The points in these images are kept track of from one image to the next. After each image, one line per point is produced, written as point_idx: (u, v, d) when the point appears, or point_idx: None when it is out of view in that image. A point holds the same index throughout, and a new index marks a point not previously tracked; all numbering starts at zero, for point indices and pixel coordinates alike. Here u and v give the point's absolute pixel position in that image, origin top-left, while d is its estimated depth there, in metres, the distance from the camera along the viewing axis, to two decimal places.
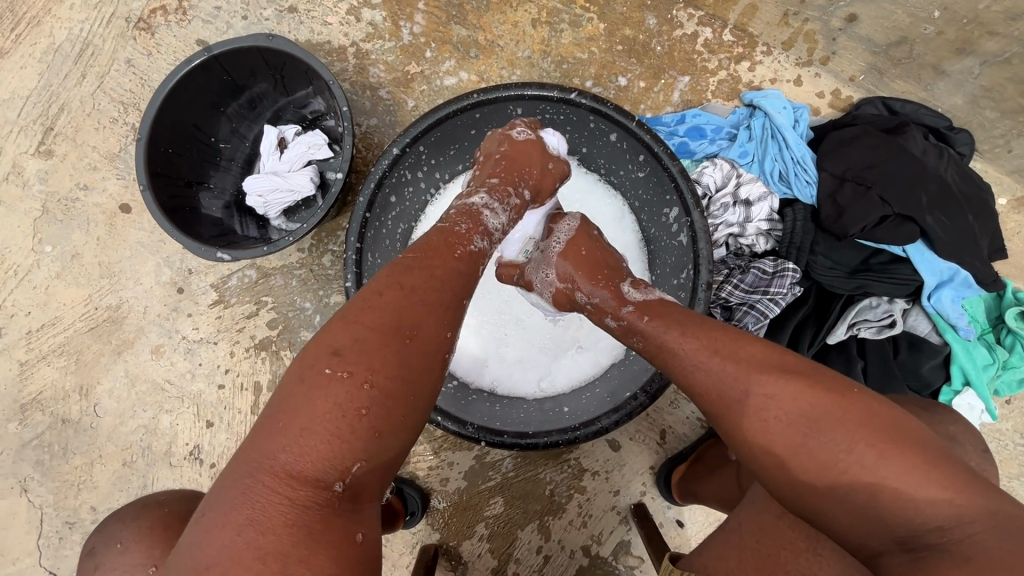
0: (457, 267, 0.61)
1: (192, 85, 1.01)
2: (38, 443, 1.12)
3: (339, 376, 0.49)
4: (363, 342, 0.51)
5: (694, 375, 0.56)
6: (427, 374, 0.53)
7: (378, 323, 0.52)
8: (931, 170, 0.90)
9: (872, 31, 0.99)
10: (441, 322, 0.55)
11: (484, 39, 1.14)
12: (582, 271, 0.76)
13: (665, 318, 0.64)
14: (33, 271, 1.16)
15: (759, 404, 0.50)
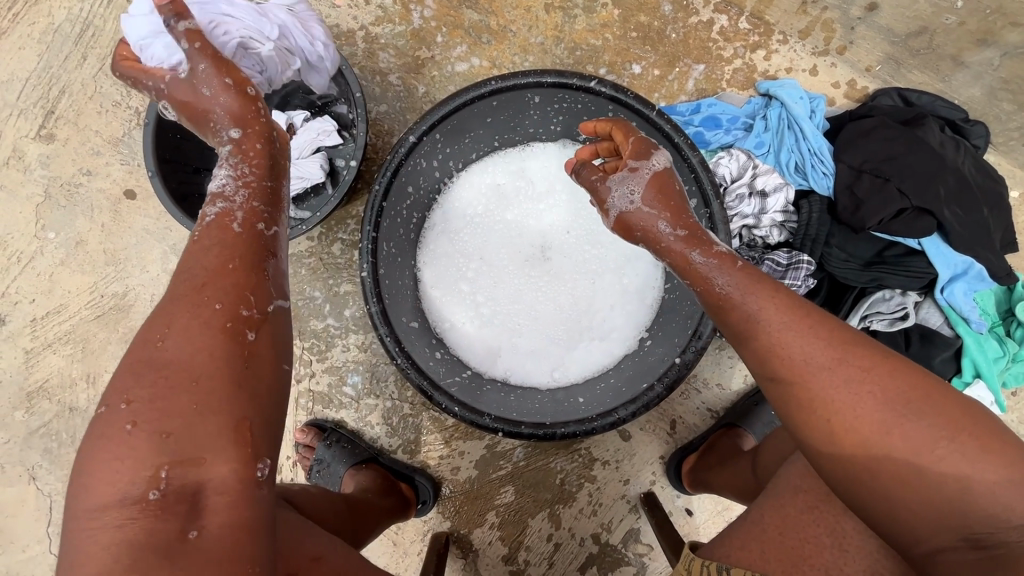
0: (216, 248, 0.54)
1: None
2: (46, 431, 1.12)
3: (101, 411, 0.47)
4: (119, 370, 0.48)
5: (781, 340, 0.51)
6: (198, 352, 0.48)
7: (133, 345, 0.49)
8: (950, 163, 0.89)
9: (892, 21, 0.98)
10: (200, 302, 0.51)
11: (496, 24, 1.12)
12: (670, 207, 0.63)
13: (749, 279, 0.56)
14: (37, 258, 1.14)
15: (854, 378, 0.48)
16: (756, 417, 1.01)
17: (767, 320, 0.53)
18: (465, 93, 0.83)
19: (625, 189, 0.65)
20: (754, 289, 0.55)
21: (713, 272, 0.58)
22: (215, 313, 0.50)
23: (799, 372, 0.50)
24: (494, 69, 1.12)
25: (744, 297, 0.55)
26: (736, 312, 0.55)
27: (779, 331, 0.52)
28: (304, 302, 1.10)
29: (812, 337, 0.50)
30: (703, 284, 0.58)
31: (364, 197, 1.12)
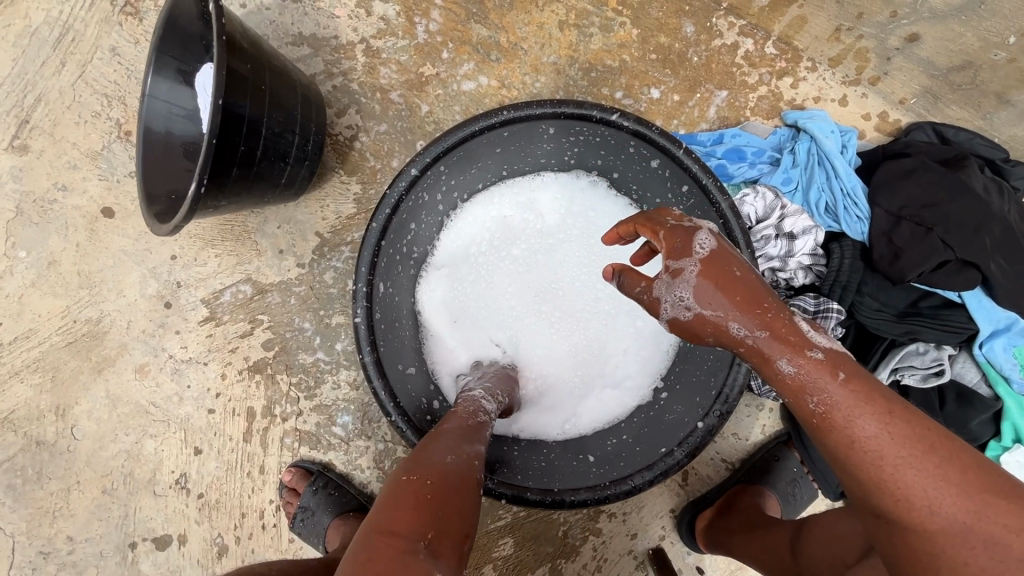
0: (471, 427, 0.64)
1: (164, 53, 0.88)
2: (10, 466, 1.04)
3: (403, 477, 0.51)
4: (416, 459, 0.55)
5: (906, 484, 0.43)
6: (472, 475, 0.55)
7: (428, 450, 0.56)
8: (996, 210, 0.82)
9: (934, 53, 0.93)
10: (467, 444, 0.59)
11: (506, 41, 1.04)
12: (738, 302, 0.50)
13: (857, 393, 0.46)
14: (5, 278, 1.06)
15: (993, 539, 0.42)
16: (778, 476, 0.95)
17: (883, 455, 0.44)
18: (474, 123, 0.76)
19: (675, 292, 0.53)
20: (862, 410, 0.45)
21: (812, 384, 0.47)
22: (478, 466, 0.57)
23: (927, 524, 0.43)
24: (503, 89, 1.05)
25: (858, 424, 0.45)
26: (842, 438, 0.45)
27: (904, 474, 0.43)
28: (293, 334, 1.04)
29: (947, 485, 0.43)
30: (796, 399, 0.48)
31: (359, 222, 1.04)
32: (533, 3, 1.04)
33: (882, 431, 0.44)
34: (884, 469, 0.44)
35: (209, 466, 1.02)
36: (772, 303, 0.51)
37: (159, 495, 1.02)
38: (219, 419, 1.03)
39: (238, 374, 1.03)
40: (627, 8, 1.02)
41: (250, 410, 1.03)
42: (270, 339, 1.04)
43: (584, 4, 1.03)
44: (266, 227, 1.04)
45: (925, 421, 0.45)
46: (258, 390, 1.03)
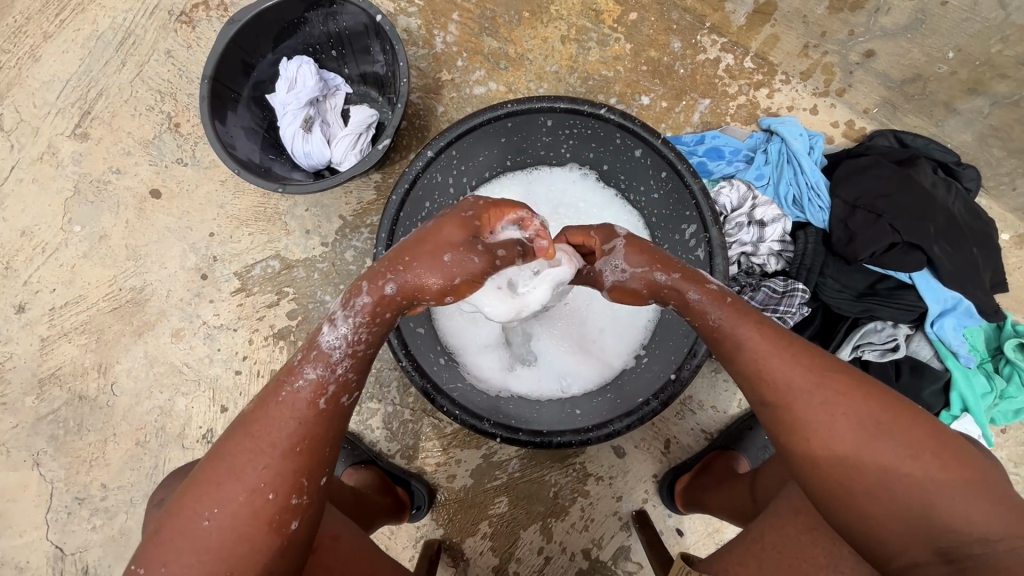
0: (283, 422, 0.58)
1: (250, 31, 1.04)
2: (54, 418, 1.15)
3: (158, 551, 0.54)
4: (181, 520, 0.55)
5: (769, 369, 0.59)
6: (247, 527, 0.55)
7: (200, 500, 0.56)
8: (940, 202, 0.94)
9: (889, 67, 1.04)
10: (256, 487, 0.56)
11: (514, 52, 1.18)
12: (656, 256, 0.67)
13: (743, 311, 0.63)
14: (60, 250, 1.19)
15: (835, 403, 0.55)
16: (750, 442, 1.04)
17: (755, 349, 0.60)
18: (482, 114, 0.88)
19: (613, 260, 0.69)
20: (743, 321, 0.62)
21: (709, 309, 0.64)
22: (266, 501, 0.56)
23: (787, 398, 0.57)
24: (510, 94, 1.18)
25: (740, 331, 0.61)
26: (732, 343, 0.61)
27: (767, 361, 0.59)
28: (315, 305, 1.15)
29: (799, 368, 0.58)
30: (701, 319, 0.64)
31: (377, 207, 1.17)
32: (539, 20, 1.18)
33: (754, 333, 0.60)
34: (756, 360, 0.59)
35: None
36: (680, 257, 0.69)
37: (187, 448, 1.13)
38: (244, 380, 1.14)
39: (263, 340, 1.15)
40: (622, 26, 1.16)
41: (274, 373, 1.14)
42: (293, 310, 1.15)
43: (584, 22, 1.17)
44: (295, 210, 1.17)
45: (788, 328, 0.61)
46: (282, 354, 1.14)
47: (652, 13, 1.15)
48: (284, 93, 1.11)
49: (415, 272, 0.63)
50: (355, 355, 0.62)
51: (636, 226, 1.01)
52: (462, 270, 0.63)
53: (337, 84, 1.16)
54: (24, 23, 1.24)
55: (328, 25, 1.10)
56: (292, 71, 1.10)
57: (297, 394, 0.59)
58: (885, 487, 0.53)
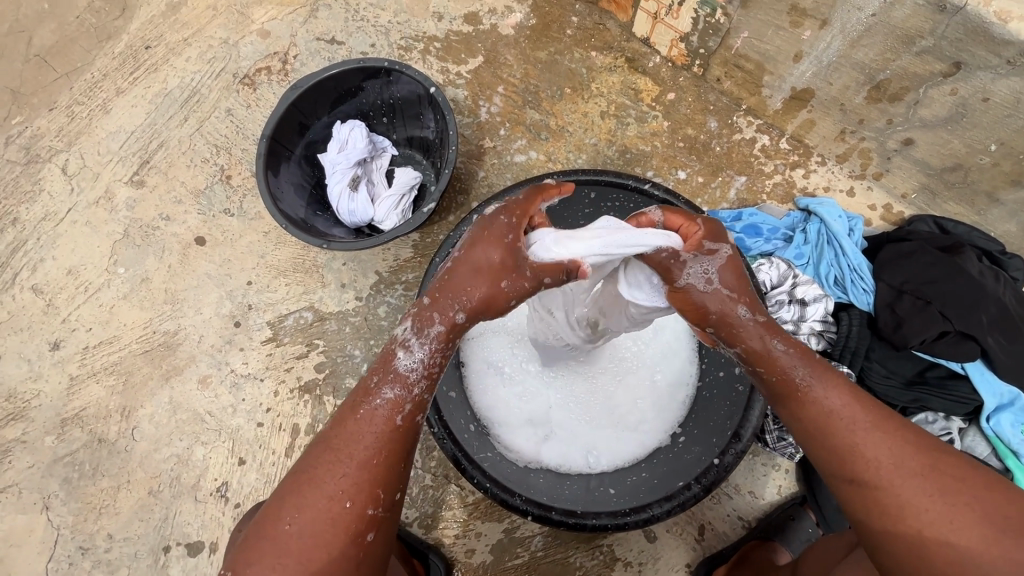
0: (366, 436, 0.61)
1: (311, 96, 1.11)
2: (71, 460, 1.13)
3: (232, 573, 0.57)
4: (258, 538, 0.58)
5: (866, 446, 0.57)
6: (322, 540, 0.58)
7: (274, 519, 0.58)
8: (991, 292, 0.92)
9: (928, 155, 1.04)
10: (330, 501, 0.58)
11: (554, 124, 1.23)
12: (747, 290, 0.62)
13: (832, 375, 0.60)
14: (102, 290, 1.22)
15: (940, 490, 0.54)
16: (792, 534, 0.97)
17: (851, 424, 0.58)
18: (530, 183, 0.92)
19: (702, 267, 0.61)
20: (834, 386, 0.59)
21: (793, 366, 0.60)
22: (343, 509, 0.58)
23: (884, 478, 0.55)
24: (550, 163, 1.22)
25: (829, 396, 0.59)
26: (818, 409, 0.59)
27: (864, 435, 0.57)
28: (344, 359, 1.14)
29: (902, 449, 0.56)
30: (784, 377, 0.60)
31: (413, 265, 1.18)
32: (580, 95, 1.24)
33: (846, 400, 0.59)
34: (848, 434, 0.57)
35: (250, 476, 1.10)
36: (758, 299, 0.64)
37: (199, 501, 1.09)
38: (266, 432, 1.12)
39: (289, 392, 1.14)
40: (660, 104, 1.21)
41: (296, 427, 1.12)
42: (322, 362, 1.14)
43: (623, 99, 1.22)
44: (333, 263, 1.19)
45: (879, 402, 0.60)
46: (305, 408, 1.13)
47: (689, 94, 1.21)
48: (334, 153, 1.15)
49: (477, 292, 0.62)
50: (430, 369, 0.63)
51: None
52: (520, 292, 0.63)
53: (384, 146, 1.21)
54: (100, 79, 1.34)
55: (383, 94, 1.16)
56: (344, 134, 1.15)
57: (382, 410, 0.62)
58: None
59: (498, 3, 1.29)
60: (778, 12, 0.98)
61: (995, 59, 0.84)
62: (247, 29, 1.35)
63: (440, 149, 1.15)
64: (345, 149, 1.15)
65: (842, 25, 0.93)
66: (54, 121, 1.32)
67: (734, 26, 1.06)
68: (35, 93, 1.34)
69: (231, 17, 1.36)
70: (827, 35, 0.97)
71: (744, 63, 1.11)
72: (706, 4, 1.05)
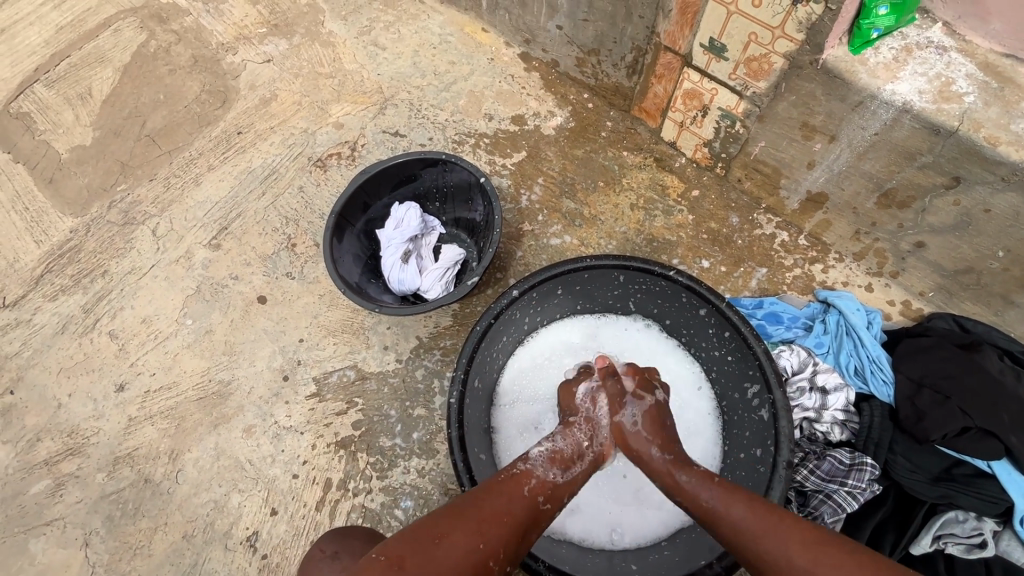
0: (506, 496, 0.73)
1: (375, 180, 1.27)
2: (116, 498, 1.20)
3: (378, 557, 0.64)
4: (409, 540, 0.66)
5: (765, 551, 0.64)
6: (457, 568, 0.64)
7: (425, 526, 0.67)
8: (1010, 391, 0.94)
9: (940, 258, 1.11)
10: (474, 532, 0.67)
11: (588, 213, 1.36)
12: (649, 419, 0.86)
13: (727, 489, 0.71)
14: (169, 338, 1.35)
15: (816, 558, 0.62)
16: None
17: (741, 532, 0.67)
18: (565, 264, 1.01)
19: (630, 410, 0.84)
20: (725, 502, 0.70)
21: (696, 490, 0.73)
22: (479, 549, 0.66)
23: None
24: (582, 247, 1.33)
25: (724, 508, 0.69)
26: (727, 525, 0.68)
27: (762, 540, 0.65)
28: (379, 418, 1.21)
29: (781, 540, 0.64)
30: (694, 500, 0.72)
31: (451, 332, 1.27)
32: (612, 189, 1.37)
33: (744, 512, 0.68)
34: (743, 539, 0.66)
35: (279, 527, 1.14)
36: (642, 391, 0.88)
37: (229, 549, 1.13)
38: (300, 484, 1.17)
39: (326, 446, 1.20)
40: (685, 200, 1.33)
41: (328, 481, 1.17)
42: (359, 420, 1.21)
43: (651, 194, 1.35)
44: (378, 327, 1.29)
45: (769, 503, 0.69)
46: (340, 463, 1.18)
47: (712, 191, 1.33)
48: (390, 230, 1.29)
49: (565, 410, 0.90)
50: (561, 454, 0.80)
51: (700, 378, 1.05)
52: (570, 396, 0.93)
53: (434, 226, 1.34)
54: (196, 157, 1.56)
55: (437, 180, 1.32)
56: (400, 214, 1.29)
57: (520, 478, 0.76)
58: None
59: (542, 109, 1.48)
60: (791, 127, 1.11)
61: (990, 175, 0.93)
62: (325, 121, 1.57)
63: (485, 230, 1.27)
64: (400, 227, 1.29)
65: (849, 140, 1.05)
66: (152, 190, 1.53)
67: (752, 136, 1.19)
68: (140, 166, 1.56)
69: (313, 111, 1.59)
70: (836, 148, 1.08)
71: (762, 168, 1.23)
72: (727, 117, 1.19)
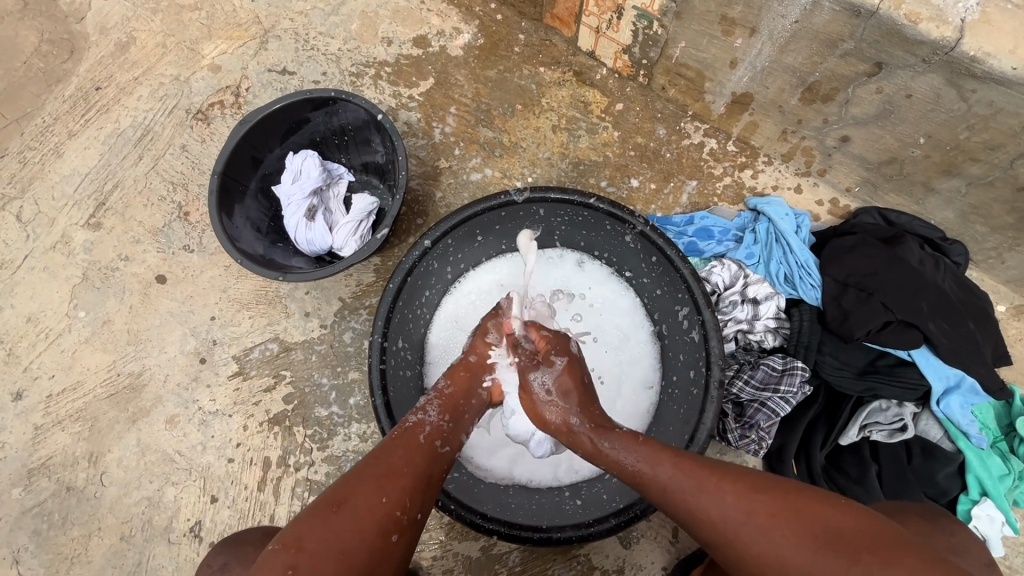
0: (404, 449, 0.68)
1: (261, 130, 1.11)
2: (39, 511, 1.12)
3: (275, 551, 0.55)
4: (309, 519, 0.58)
5: (695, 504, 0.62)
6: (363, 523, 0.58)
7: (319, 502, 0.60)
8: (930, 279, 0.95)
9: (865, 151, 1.08)
10: (375, 487, 0.61)
11: (508, 140, 1.25)
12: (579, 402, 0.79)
13: (653, 448, 0.69)
14: (63, 336, 1.21)
15: (704, 491, 0.62)
16: None
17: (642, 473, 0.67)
18: (478, 205, 0.93)
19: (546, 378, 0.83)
20: (627, 445, 0.70)
21: (618, 453, 0.70)
22: (387, 500, 0.61)
23: (720, 530, 0.59)
24: (505, 179, 1.24)
25: (648, 468, 0.67)
26: (654, 485, 0.66)
27: (689, 496, 0.63)
28: (311, 388, 1.14)
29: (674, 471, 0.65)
30: (616, 466, 0.70)
31: (376, 289, 1.19)
32: (531, 111, 1.26)
33: (672, 472, 0.65)
34: (638, 479, 0.68)
35: (222, 514, 1.09)
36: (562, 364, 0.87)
37: (173, 542, 1.09)
38: (237, 467, 1.12)
39: (258, 425, 1.13)
40: (609, 115, 1.24)
41: (267, 460, 1.12)
42: (290, 394, 1.14)
43: (573, 112, 1.25)
44: (295, 293, 1.19)
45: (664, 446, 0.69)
46: (275, 440, 1.12)
47: (637, 103, 1.23)
48: (288, 184, 1.16)
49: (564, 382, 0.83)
50: (444, 398, 0.78)
51: (632, 306, 1.03)
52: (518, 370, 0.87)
53: (340, 173, 1.21)
54: (51, 123, 1.33)
55: (335, 123, 1.17)
56: (297, 164, 1.16)
57: (414, 429, 0.71)
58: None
59: (446, 26, 1.31)
60: (709, 22, 1.01)
61: (911, 57, 0.87)
62: (198, 64, 1.36)
63: (394, 173, 1.16)
64: (300, 179, 1.15)
65: (770, 32, 0.97)
66: (6, 168, 1.31)
67: (672, 37, 1.09)
68: None
69: (182, 53, 1.37)
70: (757, 42, 1.00)
71: (685, 72, 1.14)
72: (643, 17, 1.08)
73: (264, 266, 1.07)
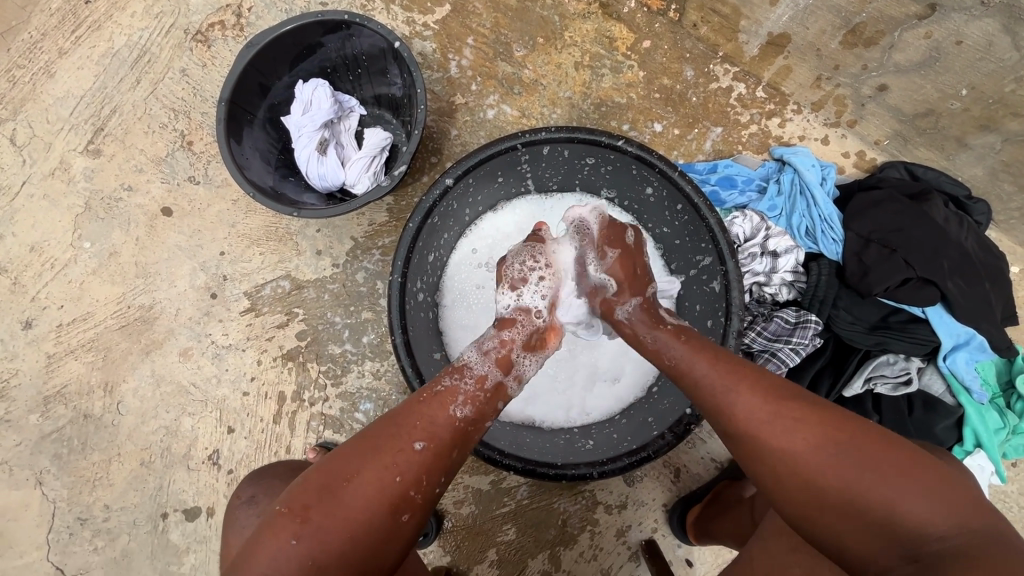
0: (428, 416, 0.68)
1: (267, 55, 1.05)
2: (59, 437, 1.14)
3: (282, 511, 0.59)
4: (318, 489, 0.60)
5: (729, 401, 0.64)
6: (371, 500, 0.60)
7: (332, 467, 0.62)
8: (953, 238, 0.95)
9: (901, 102, 1.05)
10: (386, 460, 0.62)
11: (528, 77, 1.19)
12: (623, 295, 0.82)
13: (698, 346, 0.72)
14: (69, 266, 1.19)
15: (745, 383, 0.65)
16: None
17: (687, 367, 0.70)
18: (500, 143, 0.89)
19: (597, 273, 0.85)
20: (675, 341, 0.74)
21: (665, 346, 0.74)
22: (399, 480, 0.62)
23: (747, 426, 0.62)
24: (523, 119, 1.19)
25: (691, 363, 0.70)
26: (689, 376, 0.69)
27: (726, 393, 0.64)
28: (324, 327, 1.15)
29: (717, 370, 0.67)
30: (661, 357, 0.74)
31: (389, 229, 1.17)
32: (553, 46, 1.19)
33: (711, 367, 0.67)
34: (681, 371, 0.71)
35: (240, 444, 1.13)
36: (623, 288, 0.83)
37: (192, 469, 1.13)
38: (252, 401, 1.14)
39: (272, 360, 1.14)
40: (635, 53, 1.17)
41: (281, 394, 1.14)
42: (303, 330, 1.15)
43: (597, 48, 1.18)
44: (306, 231, 1.17)
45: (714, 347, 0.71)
46: (289, 375, 1.14)
47: (665, 41, 1.16)
48: (298, 115, 1.10)
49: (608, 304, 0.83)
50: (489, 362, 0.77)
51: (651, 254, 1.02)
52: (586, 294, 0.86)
53: (351, 106, 1.16)
54: (39, 39, 1.24)
55: (348, 50, 1.10)
56: (308, 94, 1.10)
57: (445, 397, 0.71)
58: (862, 507, 0.54)
59: None
60: None
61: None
62: None
63: (409, 107, 1.10)
64: (310, 109, 1.10)
65: None
66: None
67: None
68: None
69: None
70: None
71: (721, 8, 1.09)
72: None
73: (279, 202, 1.04)
